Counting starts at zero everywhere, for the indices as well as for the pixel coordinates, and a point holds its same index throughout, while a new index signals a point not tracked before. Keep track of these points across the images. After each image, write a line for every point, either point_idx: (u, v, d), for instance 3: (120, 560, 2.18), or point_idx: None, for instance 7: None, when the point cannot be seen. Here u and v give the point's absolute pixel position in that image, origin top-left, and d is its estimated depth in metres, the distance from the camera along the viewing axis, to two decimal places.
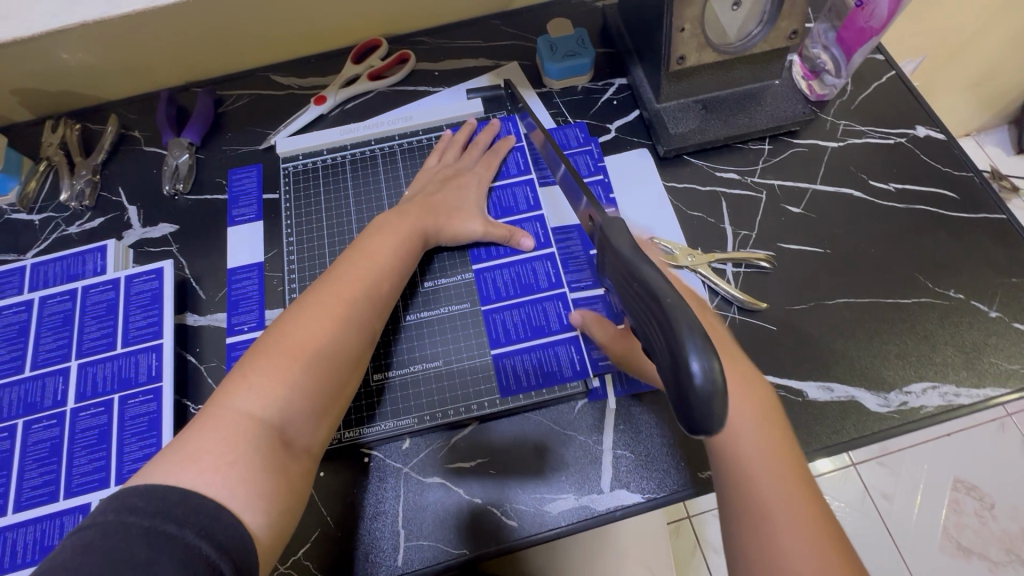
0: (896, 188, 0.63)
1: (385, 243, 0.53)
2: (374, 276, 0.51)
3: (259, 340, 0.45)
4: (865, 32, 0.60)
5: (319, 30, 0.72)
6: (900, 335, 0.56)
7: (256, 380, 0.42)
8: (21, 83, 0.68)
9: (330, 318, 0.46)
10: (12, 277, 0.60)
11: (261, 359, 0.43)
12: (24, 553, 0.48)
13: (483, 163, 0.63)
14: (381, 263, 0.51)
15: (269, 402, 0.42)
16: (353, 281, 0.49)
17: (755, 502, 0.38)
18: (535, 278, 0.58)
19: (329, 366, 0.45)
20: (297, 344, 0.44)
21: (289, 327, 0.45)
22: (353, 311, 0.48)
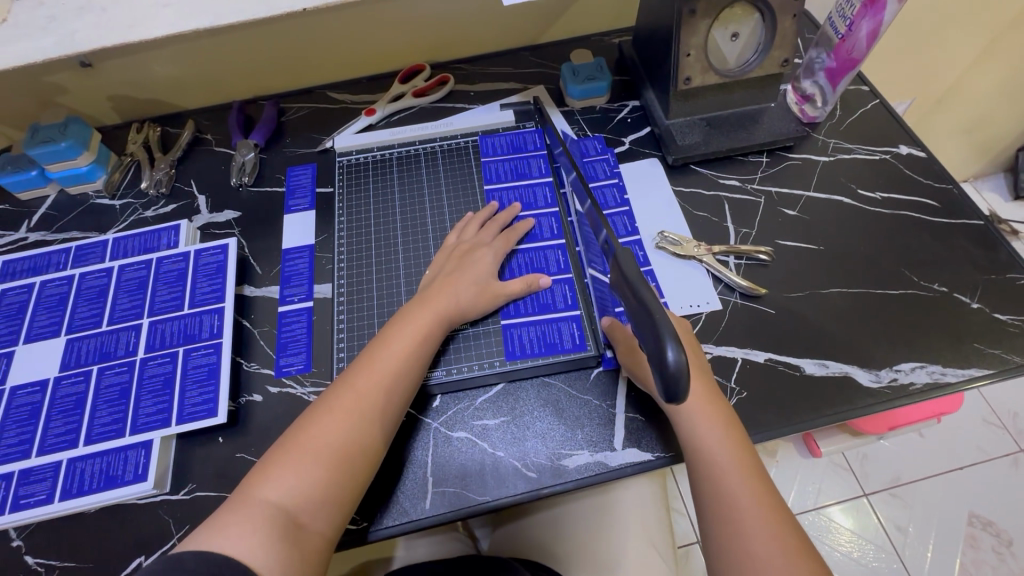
0: (881, 196, 0.70)
1: (406, 331, 0.55)
2: (387, 367, 0.53)
3: (290, 431, 0.49)
4: (848, 62, 0.69)
5: (372, 54, 0.83)
6: (889, 320, 0.61)
7: (282, 471, 0.46)
8: (117, 90, 0.80)
9: (344, 413, 0.49)
10: (95, 249, 0.68)
11: (290, 450, 0.48)
12: (91, 482, 0.53)
13: (501, 238, 0.63)
14: (396, 355, 0.53)
15: (288, 491, 0.45)
16: (371, 373, 0.52)
17: (725, 496, 0.47)
18: (545, 265, 0.64)
19: (345, 459, 0.48)
20: (312, 443, 0.48)
21: (315, 419, 0.49)
22: (365, 405, 0.50)
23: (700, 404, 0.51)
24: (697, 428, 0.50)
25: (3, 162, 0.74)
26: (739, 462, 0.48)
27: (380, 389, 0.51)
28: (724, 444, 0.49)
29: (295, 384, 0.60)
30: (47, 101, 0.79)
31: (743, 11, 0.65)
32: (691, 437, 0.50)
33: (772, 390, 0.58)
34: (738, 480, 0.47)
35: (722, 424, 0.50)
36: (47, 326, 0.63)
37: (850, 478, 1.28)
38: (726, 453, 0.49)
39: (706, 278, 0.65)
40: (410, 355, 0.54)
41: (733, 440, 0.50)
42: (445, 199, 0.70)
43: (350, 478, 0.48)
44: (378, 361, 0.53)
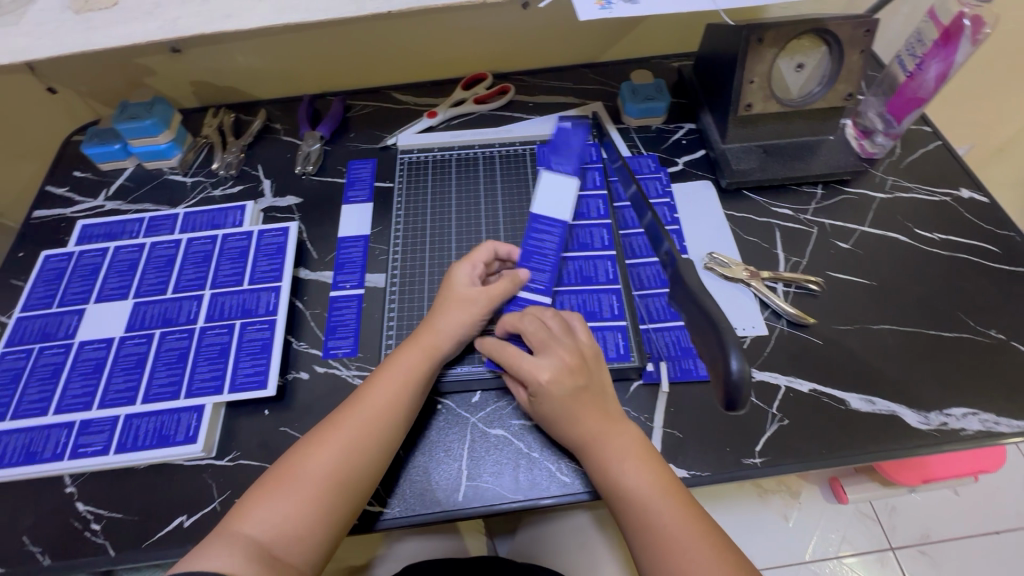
0: (939, 237, 0.69)
1: (394, 369, 0.54)
2: (373, 405, 0.52)
3: (276, 464, 0.49)
4: (912, 102, 0.69)
5: (438, 60, 0.87)
6: (941, 363, 0.60)
7: (263, 504, 0.46)
8: (200, 77, 0.85)
9: (326, 450, 0.49)
10: (166, 221, 0.72)
11: (271, 485, 0.47)
12: (145, 438, 0.56)
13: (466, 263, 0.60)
14: (382, 393, 0.52)
15: (267, 522, 0.45)
16: (357, 410, 0.51)
17: (650, 523, 0.47)
18: (537, 271, 0.63)
19: (328, 493, 0.47)
20: (290, 479, 0.47)
21: (297, 456, 0.49)
22: (349, 441, 0.49)
23: (609, 441, 0.51)
24: (607, 466, 0.50)
25: (91, 133, 0.79)
26: (654, 485, 0.48)
27: (361, 426, 0.50)
28: (639, 473, 0.49)
29: (341, 366, 0.62)
30: (137, 81, 0.84)
31: (811, 43, 0.66)
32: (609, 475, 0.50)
33: (816, 421, 0.57)
34: (656, 504, 0.47)
35: (630, 449, 0.50)
36: (116, 289, 0.66)
37: (876, 530, 1.24)
38: (637, 480, 0.49)
39: (753, 302, 0.65)
40: (394, 393, 0.53)
41: (642, 463, 0.50)
42: (499, 201, 0.71)
43: (332, 511, 0.47)
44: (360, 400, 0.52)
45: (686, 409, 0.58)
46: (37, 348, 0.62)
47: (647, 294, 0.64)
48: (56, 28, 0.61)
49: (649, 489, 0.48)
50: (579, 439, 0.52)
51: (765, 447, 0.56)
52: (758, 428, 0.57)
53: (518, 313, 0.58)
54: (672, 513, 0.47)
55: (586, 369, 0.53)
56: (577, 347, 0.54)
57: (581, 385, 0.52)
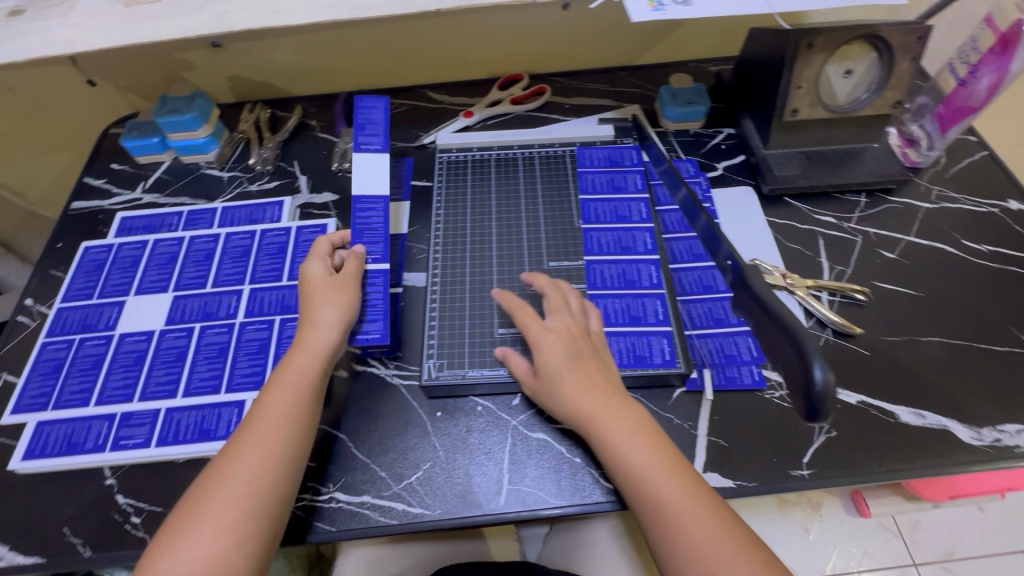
0: (988, 249, 0.68)
1: (284, 386, 0.52)
2: (270, 420, 0.50)
3: (185, 500, 0.47)
4: (962, 111, 0.68)
5: (474, 59, 0.87)
6: (993, 377, 0.59)
7: (179, 546, 0.44)
8: (238, 72, 0.85)
9: (227, 485, 0.46)
10: (205, 216, 0.72)
11: (184, 523, 0.45)
12: (186, 432, 0.56)
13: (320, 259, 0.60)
14: (275, 410, 0.50)
15: (184, 561, 0.43)
16: (254, 424, 0.49)
17: (656, 499, 0.47)
18: (372, 244, 0.64)
19: (243, 526, 0.45)
20: (201, 512, 0.45)
21: (208, 487, 0.46)
22: (251, 460, 0.47)
23: (607, 421, 0.50)
24: (610, 443, 0.50)
25: (130, 126, 0.80)
26: (658, 461, 0.48)
27: (257, 452, 0.48)
28: (640, 448, 0.49)
29: (380, 365, 0.62)
30: (175, 76, 0.85)
31: (861, 49, 0.65)
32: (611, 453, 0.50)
33: (865, 434, 0.56)
34: (661, 479, 0.47)
35: (631, 425, 0.50)
36: (156, 281, 0.66)
37: (899, 546, 1.22)
38: (641, 456, 0.48)
39: (798, 311, 0.63)
40: (284, 410, 0.50)
41: (643, 439, 0.49)
42: (539, 202, 0.71)
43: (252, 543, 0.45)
44: (248, 425, 0.50)
45: (731, 418, 0.57)
46: (78, 339, 0.62)
47: (689, 300, 0.63)
48: (105, 21, 0.62)
49: (652, 467, 0.48)
50: (578, 414, 0.51)
51: (813, 459, 0.55)
52: (805, 439, 0.56)
53: (547, 277, 0.61)
54: (676, 488, 0.47)
55: (588, 339, 0.55)
56: (580, 322, 0.56)
57: (584, 354, 0.54)
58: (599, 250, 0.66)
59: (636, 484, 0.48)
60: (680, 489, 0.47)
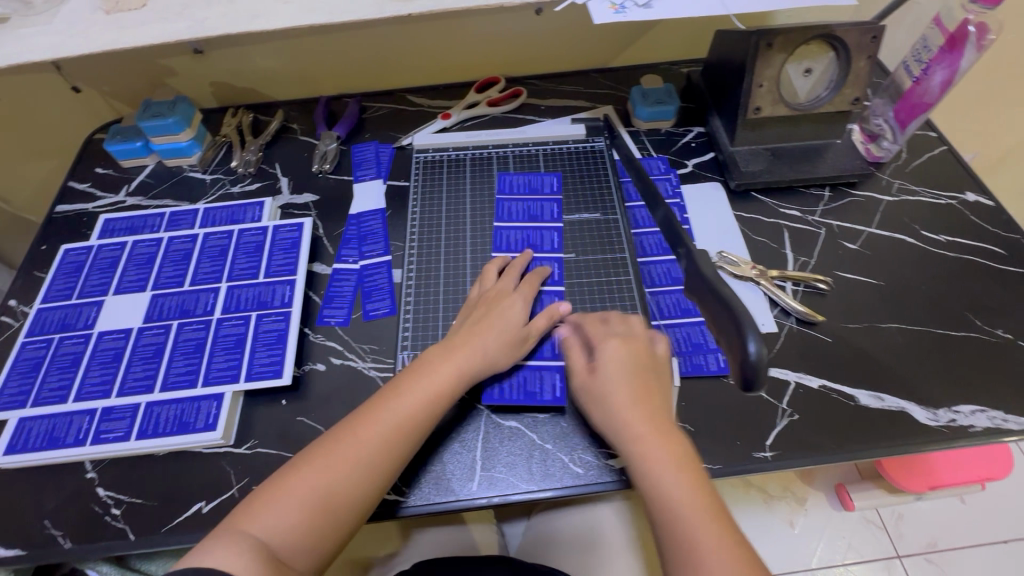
0: (946, 239, 0.70)
1: (412, 397, 0.51)
2: (394, 419, 0.50)
3: (294, 463, 0.47)
4: (918, 107, 0.71)
5: (452, 63, 0.89)
6: (948, 361, 0.61)
7: (279, 506, 0.45)
8: (220, 78, 0.87)
9: (330, 468, 0.47)
10: (187, 216, 0.74)
11: (291, 486, 0.46)
12: (165, 425, 0.57)
13: (524, 286, 0.61)
14: (401, 412, 0.50)
15: (280, 523, 0.44)
16: (378, 418, 0.49)
17: (691, 544, 0.44)
18: (373, 247, 0.71)
19: (343, 503, 0.46)
20: (309, 479, 0.46)
21: (313, 460, 0.47)
22: (364, 451, 0.48)
23: (655, 444, 0.49)
24: (653, 471, 0.48)
25: (114, 131, 0.81)
26: (699, 504, 0.45)
27: (385, 439, 0.49)
28: (685, 485, 0.46)
29: (357, 358, 0.63)
30: (158, 81, 0.86)
31: (819, 49, 0.68)
32: (644, 469, 0.48)
33: (826, 417, 0.58)
34: (699, 524, 0.44)
35: (677, 461, 0.48)
36: (135, 281, 0.67)
37: (883, 538, 1.23)
38: (683, 492, 0.46)
39: (762, 299, 0.66)
40: (421, 418, 0.51)
41: (688, 476, 0.47)
42: (513, 199, 0.73)
43: (343, 522, 0.46)
44: (386, 409, 0.50)
45: (695, 405, 0.59)
46: (57, 338, 0.64)
47: (657, 291, 0.65)
48: (87, 27, 0.64)
49: (683, 490, 0.46)
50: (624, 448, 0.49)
51: (776, 441, 0.56)
52: (768, 422, 0.57)
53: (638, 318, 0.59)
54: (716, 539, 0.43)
55: (654, 366, 0.55)
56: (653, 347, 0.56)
57: (649, 376, 0.53)
58: (568, 243, 0.68)
59: (673, 522, 0.45)
60: (719, 540, 0.43)
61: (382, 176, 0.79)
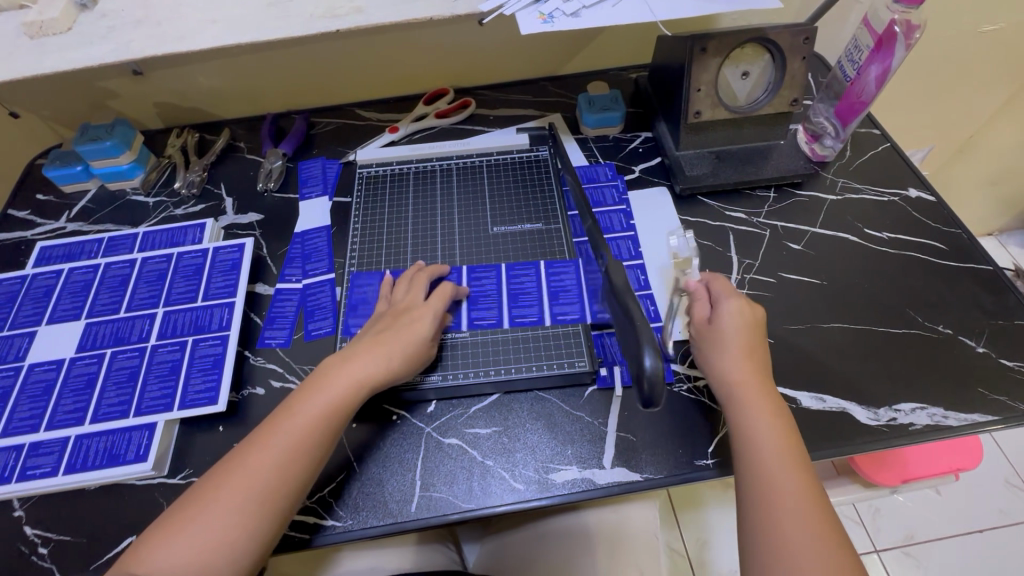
0: (888, 236, 0.70)
1: (308, 409, 0.51)
2: (291, 433, 0.49)
3: (193, 491, 0.47)
4: (856, 105, 0.71)
5: (399, 76, 0.89)
6: (889, 359, 0.61)
7: (175, 541, 0.44)
8: (163, 98, 0.86)
9: (224, 494, 0.46)
10: (125, 241, 0.72)
11: (186, 517, 0.46)
12: (94, 459, 0.55)
13: (416, 287, 0.60)
14: (298, 425, 0.50)
15: (176, 555, 0.44)
16: (276, 436, 0.49)
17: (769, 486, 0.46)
18: (315, 266, 0.70)
19: (238, 533, 0.45)
20: (203, 508, 0.46)
21: (210, 488, 0.47)
22: (262, 472, 0.47)
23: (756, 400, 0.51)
24: (746, 419, 0.51)
25: (53, 157, 0.80)
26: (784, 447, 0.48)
27: (275, 465, 0.48)
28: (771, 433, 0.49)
29: (297, 380, 0.62)
30: (99, 104, 0.85)
31: (754, 52, 0.68)
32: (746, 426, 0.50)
33: None
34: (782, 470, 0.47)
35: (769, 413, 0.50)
36: (69, 309, 0.66)
37: (860, 533, 1.23)
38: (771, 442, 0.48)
39: None
40: (321, 429, 0.50)
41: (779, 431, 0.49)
42: (456, 212, 0.72)
43: (240, 554, 0.45)
44: (283, 427, 0.50)
45: (638, 415, 0.58)
46: None
47: None
48: (9, 54, 0.63)
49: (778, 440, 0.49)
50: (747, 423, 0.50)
51: (718, 447, 0.56)
52: (711, 429, 0.57)
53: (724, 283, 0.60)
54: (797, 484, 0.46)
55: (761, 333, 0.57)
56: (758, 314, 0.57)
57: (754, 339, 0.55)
58: (510, 251, 0.68)
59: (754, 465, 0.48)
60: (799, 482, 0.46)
61: (329, 192, 0.78)
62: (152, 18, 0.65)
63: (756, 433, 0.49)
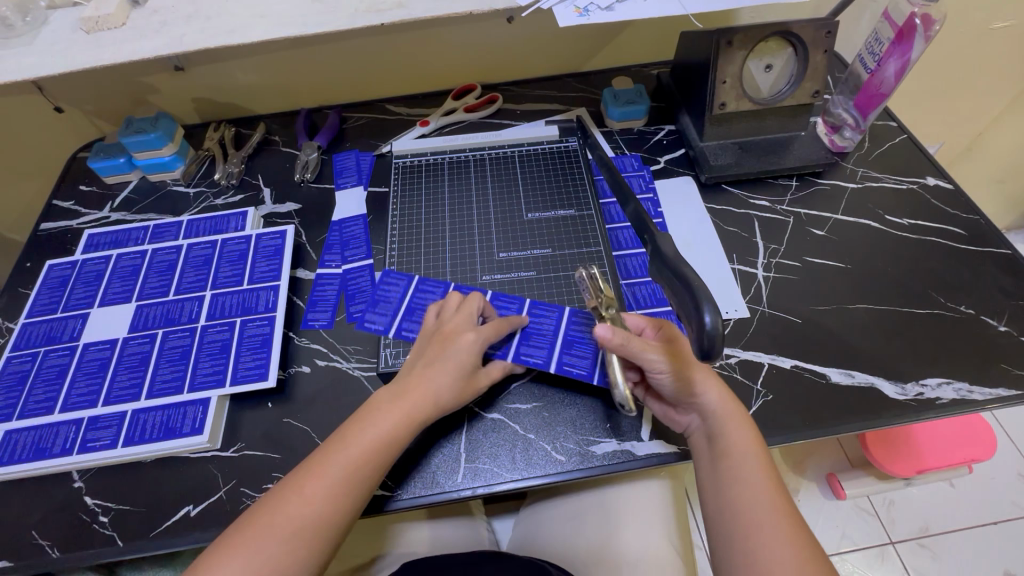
0: (908, 222, 0.73)
1: (362, 443, 0.50)
2: (344, 464, 0.49)
3: (248, 516, 0.47)
4: (876, 97, 0.74)
5: (429, 72, 0.92)
6: (914, 337, 0.63)
7: (232, 564, 0.44)
8: (202, 94, 0.89)
9: (280, 523, 0.46)
10: (170, 228, 0.75)
11: (242, 541, 0.45)
12: (151, 432, 0.58)
13: (463, 314, 0.58)
14: (352, 457, 0.50)
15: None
16: (329, 467, 0.49)
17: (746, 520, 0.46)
18: (355, 251, 0.73)
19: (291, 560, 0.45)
20: (257, 536, 0.45)
21: (265, 515, 0.46)
22: (317, 502, 0.47)
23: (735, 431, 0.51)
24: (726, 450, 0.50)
25: (97, 149, 0.83)
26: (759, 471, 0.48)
27: (328, 495, 0.48)
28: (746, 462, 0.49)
29: (341, 359, 0.64)
30: (140, 99, 0.88)
31: (777, 45, 0.71)
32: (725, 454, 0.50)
33: (798, 395, 0.60)
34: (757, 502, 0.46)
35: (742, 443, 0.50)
36: (120, 293, 0.68)
37: (875, 525, 1.24)
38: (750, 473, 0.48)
39: (735, 286, 0.68)
40: (375, 463, 0.50)
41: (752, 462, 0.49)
42: (491, 200, 0.75)
43: None
44: (336, 458, 0.49)
45: None
46: (42, 351, 0.64)
47: (632, 282, 0.68)
48: (68, 47, 0.66)
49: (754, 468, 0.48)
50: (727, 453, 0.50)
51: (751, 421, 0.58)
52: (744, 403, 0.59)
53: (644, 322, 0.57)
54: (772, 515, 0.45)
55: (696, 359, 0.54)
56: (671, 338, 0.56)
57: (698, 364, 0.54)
58: (542, 239, 0.71)
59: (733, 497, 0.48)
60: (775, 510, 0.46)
61: (363, 183, 0.81)
62: (202, 13, 0.68)
63: (733, 462, 0.49)
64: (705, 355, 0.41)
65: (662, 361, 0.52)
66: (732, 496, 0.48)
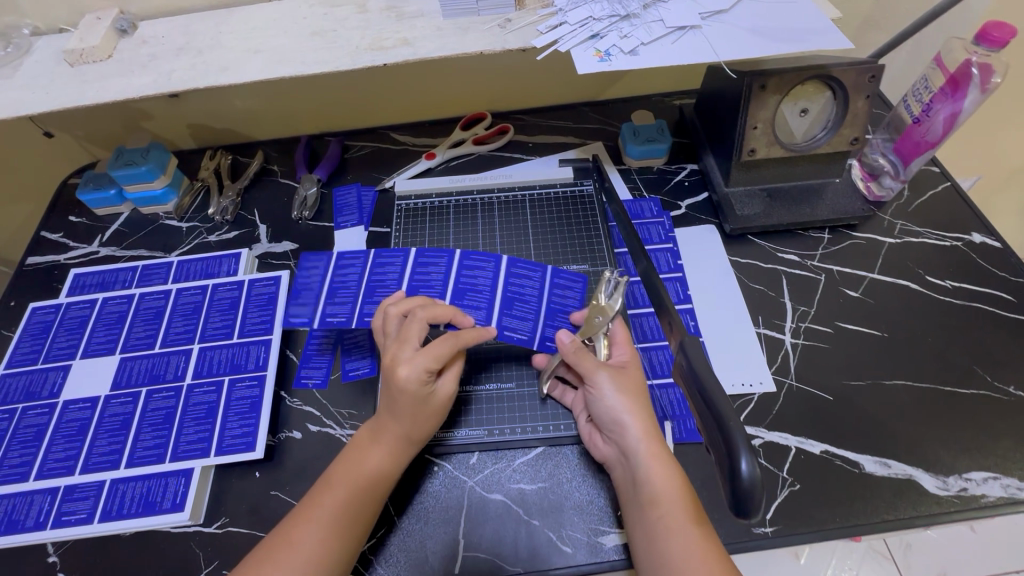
0: (952, 285, 0.67)
1: (348, 482, 0.50)
2: (332, 506, 0.48)
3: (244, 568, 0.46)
4: (921, 145, 0.67)
5: (437, 99, 0.87)
6: (958, 422, 0.58)
7: None
8: (196, 119, 0.84)
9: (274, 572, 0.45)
10: (159, 270, 0.71)
11: None
12: (130, 505, 0.54)
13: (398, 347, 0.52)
14: (338, 499, 0.49)
15: None
16: (320, 509, 0.48)
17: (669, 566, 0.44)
18: None
19: None
20: None
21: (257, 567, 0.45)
22: (309, 546, 0.46)
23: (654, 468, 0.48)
24: (643, 490, 0.48)
25: (87, 179, 0.79)
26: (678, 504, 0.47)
27: (324, 536, 0.47)
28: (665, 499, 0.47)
29: (335, 425, 0.60)
30: (133, 125, 0.84)
31: (815, 89, 0.65)
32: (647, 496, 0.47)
33: (828, 486, 0.55)
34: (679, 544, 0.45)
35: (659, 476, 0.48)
36: (103, 343, 0.65)
37: None
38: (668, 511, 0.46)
39: (762, 354, 0.63)
40: (365, 499, 0.49)
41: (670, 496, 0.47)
42: (499, 248, 0.70)
43: None
44: (323, 502, 0.48)
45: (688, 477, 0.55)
46: (20, 408, 0.60)
47: (649, 348, 0.63)
48: (49, 81, 0.61)
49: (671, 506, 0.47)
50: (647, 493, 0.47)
51: (776, 515, 0.53)
52: (769, 495, 0.54)
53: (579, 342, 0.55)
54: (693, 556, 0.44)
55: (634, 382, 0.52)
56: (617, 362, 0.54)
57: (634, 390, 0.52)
58: None
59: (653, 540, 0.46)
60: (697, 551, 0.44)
61: (363, 222, 0.76)
62: (194, 46, 0.63)
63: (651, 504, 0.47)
64: (742, 515, 0.38)
65: (607, 385, 0.51)
66: (667, 545, 0.45)
